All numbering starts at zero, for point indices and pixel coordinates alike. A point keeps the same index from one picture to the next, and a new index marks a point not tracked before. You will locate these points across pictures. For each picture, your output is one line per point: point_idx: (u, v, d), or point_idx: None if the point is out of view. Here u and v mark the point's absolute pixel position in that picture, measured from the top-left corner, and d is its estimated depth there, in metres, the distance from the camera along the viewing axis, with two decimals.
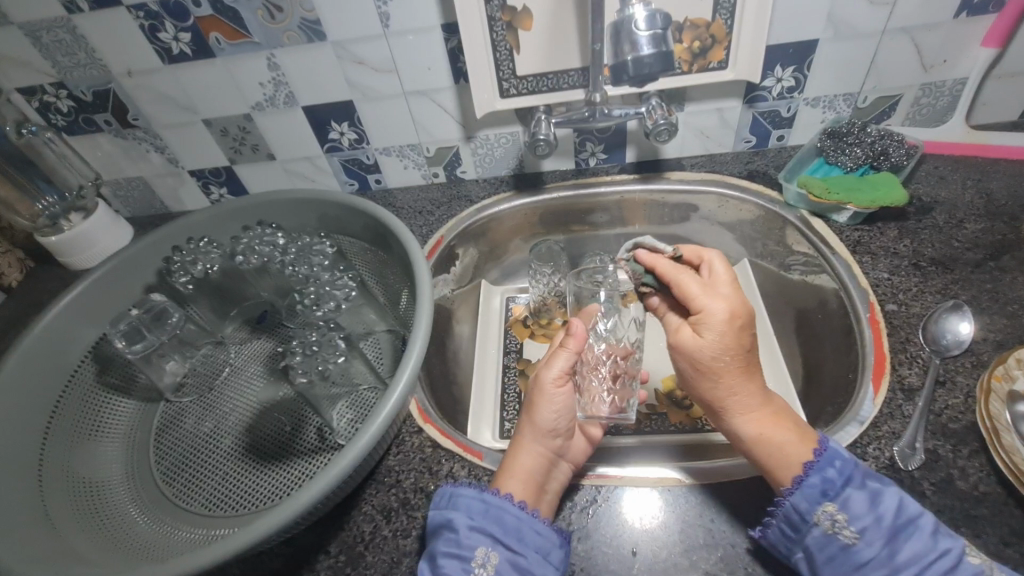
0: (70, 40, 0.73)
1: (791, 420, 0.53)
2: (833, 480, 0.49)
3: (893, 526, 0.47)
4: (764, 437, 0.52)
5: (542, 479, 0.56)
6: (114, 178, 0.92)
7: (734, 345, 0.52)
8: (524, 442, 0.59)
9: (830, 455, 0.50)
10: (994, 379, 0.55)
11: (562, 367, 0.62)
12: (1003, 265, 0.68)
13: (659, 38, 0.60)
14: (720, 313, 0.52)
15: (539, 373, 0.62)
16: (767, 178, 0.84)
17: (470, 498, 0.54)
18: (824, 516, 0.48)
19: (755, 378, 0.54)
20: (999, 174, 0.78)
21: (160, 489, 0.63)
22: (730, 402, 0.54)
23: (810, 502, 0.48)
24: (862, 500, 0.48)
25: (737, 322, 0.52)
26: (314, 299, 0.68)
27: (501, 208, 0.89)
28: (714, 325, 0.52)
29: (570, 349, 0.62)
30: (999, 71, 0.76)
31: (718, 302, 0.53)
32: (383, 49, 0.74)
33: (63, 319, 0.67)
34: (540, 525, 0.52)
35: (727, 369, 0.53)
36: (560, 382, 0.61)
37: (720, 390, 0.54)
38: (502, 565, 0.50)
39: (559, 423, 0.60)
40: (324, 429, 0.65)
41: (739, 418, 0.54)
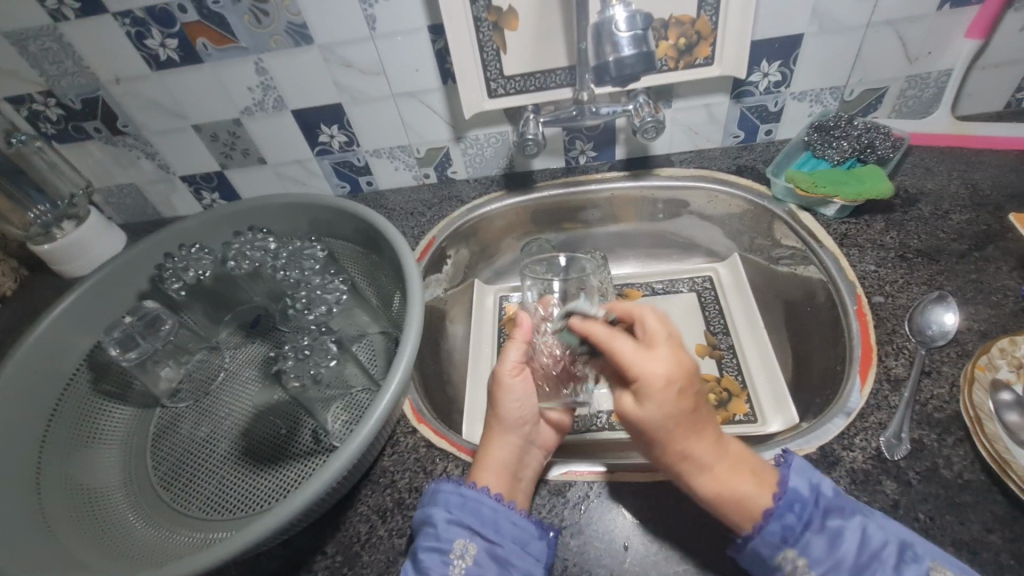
0: (57, 48, 0.73)
1: (745, 467, 0.52)
2: (791, 526, 0.49)
3: (855, 566, 0.47)
4: (725, 496, 0.50)
5: (514, 469, 0.58)
6: (106, 185, 0.93)
7: (677, 411, 0.49)
8: (493, 434, 0.62)
9: (788, 500, 0.49)
10: (977, 369, 0.55)
11: (516, 357, 0.64)
12: (988, 255, 0.68)
13: (639, 38, 0.61)
14: (656, 381, 0.48)
15: (496, 366, 0.65)
16: (755, 173, 0.85)
17: (449, 493, 0.55)
18: (786, 560, 0.48)
19: (704, 434, 0.51)
20: (985, 165, 0.78)
21: (157, 494, 0.64)
22: (686, 463, 0.51)
23: (771, 548, 0.48)
24: (822, 545, 0.48)
25: (676, 386, 0.49)
26: (306, 302, 0.68)
27: (492, 207, 0.89)
28: (655, 394, 0.49)
29: (520, 339, 0.65)
30: (983, 62, 0.77)
31: (655, 369, 0.49)
32: (370, 51, 0.74)
33: (57, 327, 0.67)
34: (517, 516, 0.54)
35: (671, 435, 0.50)
36: (517, 371, 0.64)
37: (673, 454, 0.51)
38: (480, 555, 0.52)
39: (523, 412, 0.63)
40: (319, 431, 0.65)
41: (695, 479, 0.51)
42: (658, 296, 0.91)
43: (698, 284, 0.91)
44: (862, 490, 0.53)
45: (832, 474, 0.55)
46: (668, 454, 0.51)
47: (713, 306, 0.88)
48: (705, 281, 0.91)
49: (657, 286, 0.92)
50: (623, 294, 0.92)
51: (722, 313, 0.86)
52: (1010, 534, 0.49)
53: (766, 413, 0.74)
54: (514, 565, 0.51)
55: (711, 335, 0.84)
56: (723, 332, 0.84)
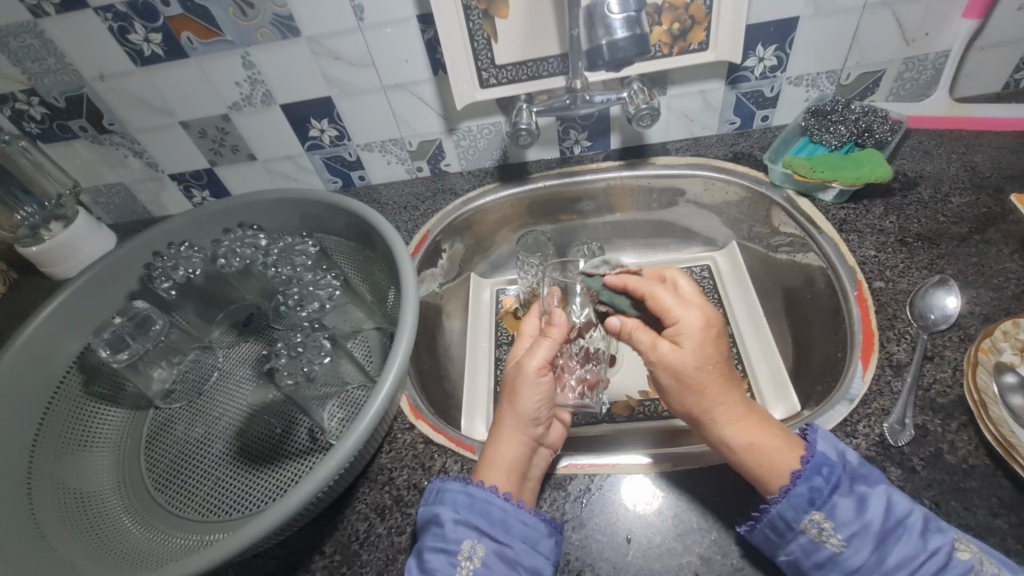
0: (38, 45, 0.71)
1: (775, 426, 0.53)
2: (820, 488, 0.48)
3: (882, 530, 0.46)
4: (756, 446, 0.51)
5: (525, 468, 0.56)
6: (94, 185, 0.91)
7: (714, 354, 0.53)
8: (505, 431, 0.58)
9: (816, 463, 0.49)
10: (980, 352, 0.55)
11: (545, 357, 0.60)
12: (989, 237, 0.67)
13: (633, 21, 0.61)
14: (695, 322, 0.53)
15: (523, 360, 0.60)
16: (752, 160, 0.83)
17: (455, 492, 0.53)
18: (810, 524, 0.47)
19: (736, 387, 0.54)
20: (984, 146, 0.77)
21: (153, 497, 0.63)
22: (718, 410, 0.53)
23: (796, 511, 0.48)
24: (849, 507, 0.47)
25: (713, 329, 0.53)
26: (297, 299, 0.67)
27: (487, 199, 0.88)
28: (693, 334, 0.53)
29: (553, 338, 0.60)
30: (981, 42, 0.76)
31: (692, 312, 0.53)
32: (359, 43, 0.72)
33: (46, 330, 0.66)
34: (527, 516, 0.52)
35: (704, 379, 0.53)
36: (542, 372, 0.60)
37: (707, 402, 0.53)
38: (490, 557, 0.50)
39: (540, 413, 0.59)
40: (314, 429, 0.64)
41: (726, 429, 0.53)
42: None
43: (696, 273, 0.89)
44: None
45: None
46: (701, 400, 0.53)
47: (712, 296, 0.86)
48: (703, 270, 0.89)
49: None
50: None
51: (722, 302, 0.85)
52: (1016, 519, 0.48)
53: (767, 401, 0.73)
54: (523, 564, 0.49)
55: None
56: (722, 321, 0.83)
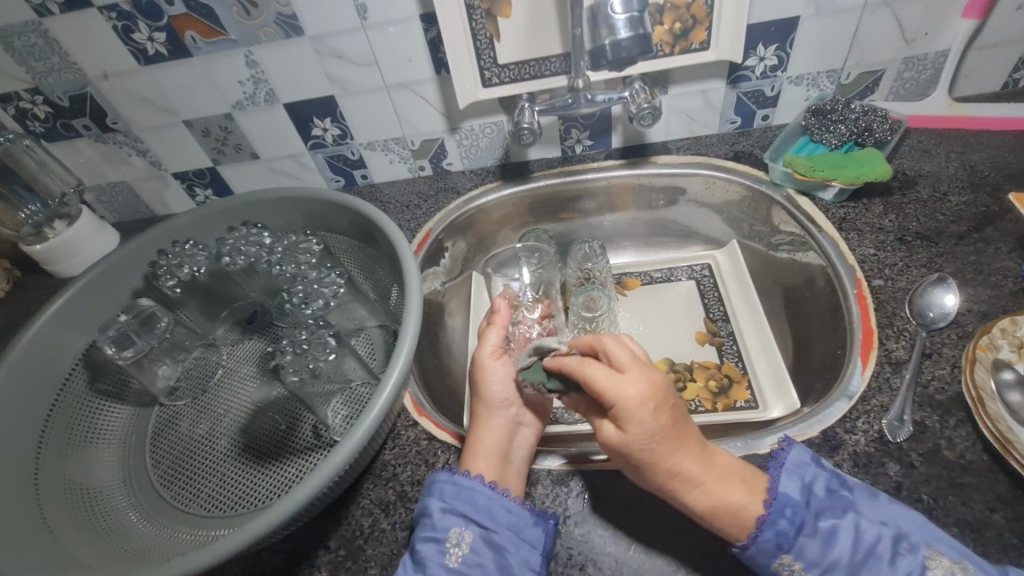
0: (42, 44, 0.72)
1: (734, 476, 0.51)
2: (785, 531, 0.48)
3: (850, 565, 0.46)
4: (719, 507, 0.48)
5: (504, 451, 0.58)
6: (97, 183, 0.91)
7: (660, 428, 0.49)
8: (483, 420, 0.60)
9: (779, 506, 0.48)
10: (978, 350, 0.55)
11: (497, 342, 0.64)
12: (987, 236, 0.68)
13: (635, 21, 0.61)
14: (632, 400, 0.49)
15: (477, 351, 0.64)
16: (753, 159, 0.84)
17: (442, 483, 0.54)
18: (782, 566, 0.47)
19: (690, 451, 0.50)
20: (983, 145, 0.78)
21: (158, 493, 0.63)
22: (676, 483, 0.49)
23: (767, 556, 0.48)
24: (816, 547, 0.47)
25: (652, 405, 0.49)
26: (301, 297, 0.67)
27: (489, 198, 0.89)
28: (633, 415, 0.48)
29: (500, 325, 0.66)
30: (980, 42, 0.76)
31: (628, 391, 0.49)
32: (361, 42, 0.73)
33: (51, 327, 0.66)
34: (511, 503, 0.53)
35: (653, 460, 0.49)
36: (498, 355, 0.64)
37: (663, 475, 0.49)
38: (477, 542, 0.52)
39: (508, 393, 0.62)
40: (319, 426, 0.65)
41: (686, 497, 0.49)
42: (657, 285, 0.90)
43: (696, 272, 0.90)
44: (864, 473, 0.53)
45: (835, 457, 0.54)
46: (655, 478, 0.50)
47: (712, 294, 0.87)
48: (703, 268, 0.90)
49: (655, 274, 0.91)
50: (621, 283, 0.91)
51: (722, 300, 0.86)
52: (1013, 514, 0.49)
53: (767, 398, 0.74)
54: (509, 551, 0.51)
55: (711, 323, 0.84)
56: (722, 319, 0.84)
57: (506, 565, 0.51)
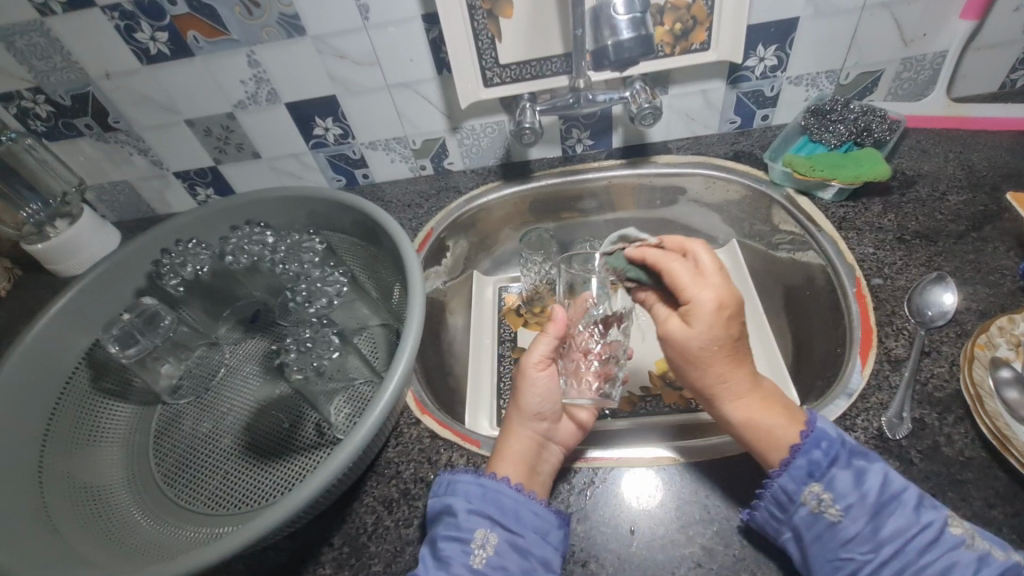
0: (44, 43, 0.72)
1: (777, 402, 0.53)
2: (818, 461, 0.49)
3: (877, 503, 0.47)
4: (753, 423, 0.52)
5: (532, 461, 0.57)
6: (98, 183, 0.92)
7: (725, 335, 0.51)
8: (514, 429, 0.60)
9: (816, 436, 0.50)
10: (977, 348, 0.55)
11: (545, 351, 0.63)
12: (985, 235, 0.69)
13: (638, 21, 0.62)
14: (708, 304, 0.50)
15: (523, 359, 0.64)
16: (753, 158, 0.84)
17: (468, 483, 0.55)
18: (810, 496, 0.49)
19: (744, 364, 0.53)
20: (981, 145, 0.79)
21: (162, 491, 0.64)
22: (718, 389, 0.53)
23: (796, 483, 0.49)
24: (846, 479, 0.48)
25: (725, 310, 0.50)
26: (306, 296, 0.67)
27: (491, 197, 0.89)
28: (704, 316, 0.50)
29: (552, 334, 0.62)
30: (978, 43, 0.77)
31: (707, 292, 0.50)
32: (364, 41, 0.73)
33: (55, 326, 0.67)
34: (538, 507, 0.53)
35: (709, 359, 0.51)
36: (543, 366, 0.63)
37: (710, 378, 0.53)
38: (501, 545, 0.52)
39: (543, 407, 0.61)
40: (322, 424, 0.65)
41: (725, 404, 0.53)
42: None
43: None
44: None
45: None
46: (703, 376, 0.53)
47: None
48: None
49: None
50: None
51: None
52: (1012, 509, 0.50)
53: None
54: (534, 554, 0.51)
55: None
56: None
57: (531, 568, 0.50)
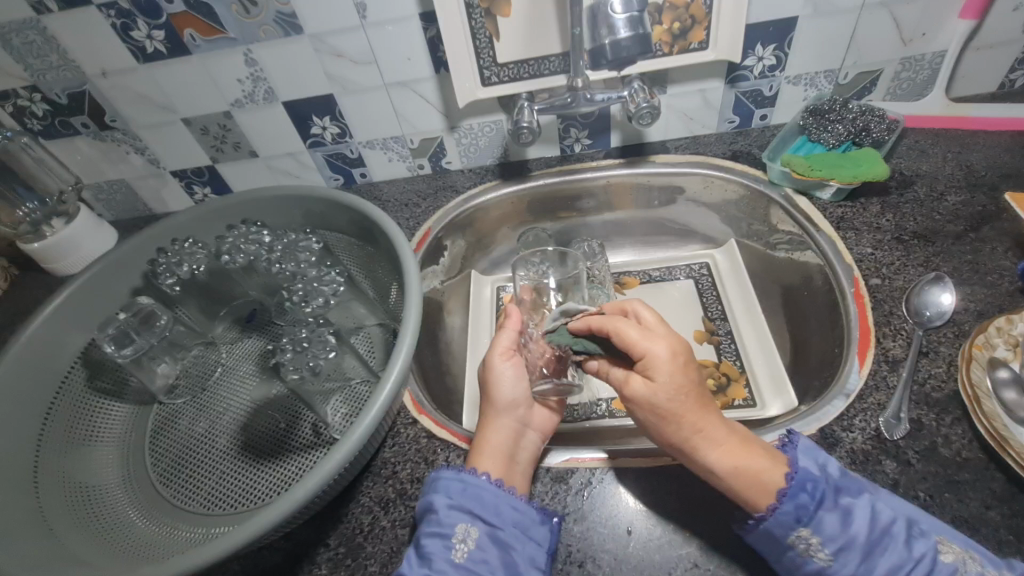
0: (40, 41, 0.71)
1: (756, 447, 0.52)
2: (806, 505, 0.47)
3: (868, 542, 0.46)
4: (740, 469, 0.50)
5: (510, 451, 0.58)
6: (95, 181, 0.91)
7: (686, 384, 0.52)
8: (491, 420, 0.61)
9: (801, 479, 0.48)
10: (975, 348, 0.55)
11: (509, 342, 0.67)
12: (984, 235, 0.69)
13: (636, 20, 0.62)
14: (663, 355, 0.52)
15: (489, 352, 0.67)
16: (751, 158, 0.84)
17: (448, 480, 0.54)
18: (798, 540, 0.47)
19: (712, 411, 0.53)
20: (980, 146, 0.78)
21: (158, 491, 0.63)
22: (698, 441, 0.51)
23: (783, 528, 0.47)
24: (834, 521, 0.47)
25: (680, 359, 0.52)
26: (302, 295, 0.67)
27: (489, 197, 0.89)
28: (662, 368, 0.52)
29: (510, 327, 0.68)
30: (977, 43, 0.77)
31: (659, 342, 0.52)
32: (361, 40, 0.73)
33: (50, 326, 0.66)
34: (517, 501, 0.54)
35: (676, 410, 0.51)
36: (508, 355, 0.66)
37: (687, 430, 0.52)
38: (482, 539, 0.52)
39: (516, 394, 0.63)
40: (318, 424, 0.65)
41: (704, 458, 0.51)
42: (656, 284, 0.90)
43: (695, 271, 0.90)
44: (861, 470, 0.53)
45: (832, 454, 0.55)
46: (678, 430, 0.52)
47: (710, 293, 0.87)
48: (702, 267, 0.90)
49: (653, 274, 0.91)
50: (619, 282, 0.91)
51: (720, 299, 0.86)
52: (1008, 510, 0.49)
53: (765, 397, 0.74)
54: (516, 549, 0.51)
55: (710, 321, 0.84)
56: (720, 318, 0.84)
57: (513, 562, 0.50)
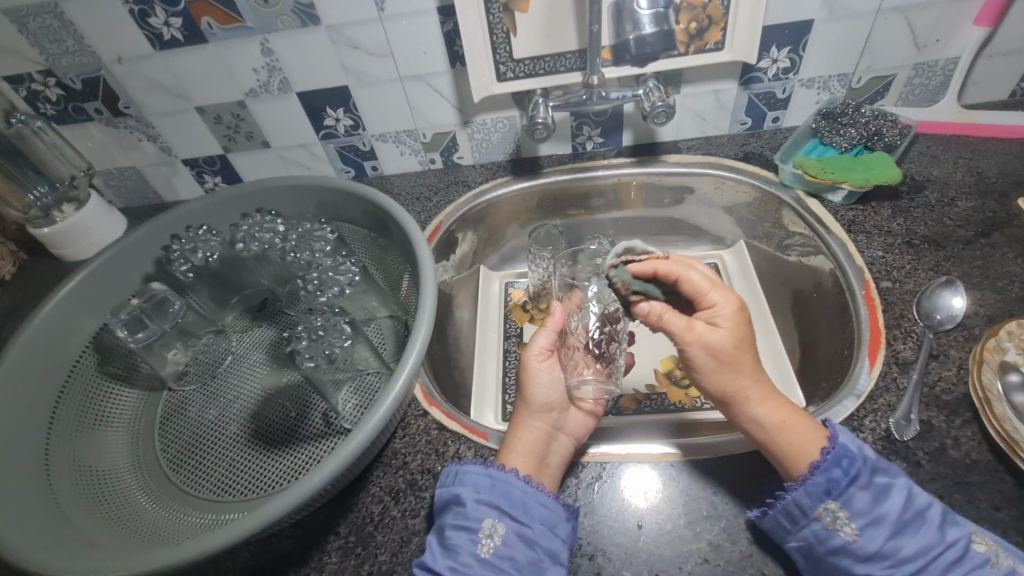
0: (57, 26, 0.71)
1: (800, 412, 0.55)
2: (838, 479, 0.49)
3: (899, 522, 0.47)
4: (787, 424, 0.52)
5: (541, 453, 0.58)
6: (106, 168, 0.91)
7: (745, 335, 0.55)
8: (523, 421, 0.61)
9: (838, 454, 0.49)
10: (986, 351, 0.55)
11: (545, 343, 0.65)
12: (994, 241, 0.69)
13: (660, 17, 0.62)
14: (732, 302, 0.55)
15: (525, 351, 0.66)
16: (762, 160, 0.85)
17: (477, 474, 0.55)
18: (826, 512, 0.49)
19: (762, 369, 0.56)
20: (990, 152, 0.79)
21: (168, 477, 0.63)
22: (749, 392, 0.54)
23: (813, 499, 0.49)
24: (866, 499, 0.48)
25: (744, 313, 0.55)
26: (317, 284, 0.67)
27: (500, 192, 0.89)
28: (728, 310, 0.55)
29: (551, 327, 0.66)
30: (990, 50, 0.77)
31: (727, 295, 0.55)
32: (378, 33, 0.73)
33: (62, 310, 0.66)
34: (546, 499, 0.53)
35: (734, 359, 0.54)
36: (544, 357, 0.65)
37: (739, 381, 0.54)
38: (509, 535, 0.52)
39: (551, 397, 0.63)
40: (329, 414, 0.65)
41: (753, 410, 0.54)
42: None
43: None
44: None
45: None
46: (735, 380, 0.54)
47: None
48: (711, 268, 0.91)
49: None
50: None
51: None
52: (1017, 512, 0.50)
53: None
54: (542, 545, 0.51)
55: None
56: None
57: (538, 561, 0.50)
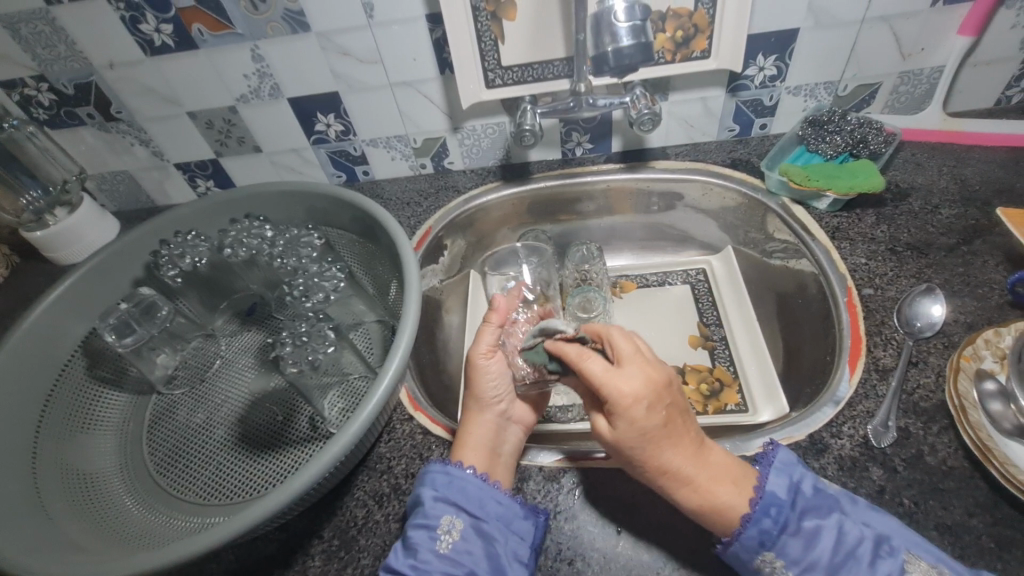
0: (49, 32, 0.72)
1: (726, 476, 0.51)
2: (769, 529, 0.49)
3: (831, 564, 0.47)
4: (706, 507, 0.50)
5: (493, 445, 0.59)
6: (99, 172, 0.92)
7: (650, 428, 0.50)
8: (474, 415, 0.62)
9: (765, 504, 0.49)
10: (963, 359, 0.56)
11: (490, 341, 0.65)
12: (975, 248, 0.70)
13: (638, 29, 0.63)
14: (624, 397, 0.50)
15: (471, 350, 0.65)
16: (749, 166, 0.85)
17: (435, 473, 0.56)
18: (764, 563, 0.48)
19: (684, 450, 0.51)
20: (974, 160, 0.80)
21: (154, 481, 0.64)
22: (665, 482, 0.51)
23: (750, 552, 0.48)
24: (798, 546, 0.48)
25: (645, 403, 0.50)
26: (302, 291, 0.68)
27: (490, 197, 0.90)
28: (624, 413, 0.50)
29: (495, 323, 0.65)
30: (974, 59, 0.78)
31: (622, 386, 0.50)
32: (367, 39, 0.74)
33: (52, 313, 0.67)
34: (501, 494, 0.55)
35: (646, 453, 0.50)
36: (490, 354, 0.65)
37: (653, 471, 0.51)
38: (466, 531, 0.53)
39: (499, 390, 0.64)
40: (315, 418, 0.66)
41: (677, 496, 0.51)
42: (653, 287, 0.91)
43: (692, 277, 0.91)
44: (849, 475, 0.54)
45: (820, 460, 0.56)
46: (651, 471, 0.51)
47: (706, 299, 0.88)
48: (699, 273, 0.91)
49: (652, 278, 0.92)
50: (618, 285, 0.92)
51: (716, 305, 0.87)
52: (990, 518, 0.50)
53: (757, 404, 0.75)
54: (498, 542, 0.52)
55: (705, 326, 0.85)
56: (716, 324, 0.85)
57: (496, 556, 0.51)
